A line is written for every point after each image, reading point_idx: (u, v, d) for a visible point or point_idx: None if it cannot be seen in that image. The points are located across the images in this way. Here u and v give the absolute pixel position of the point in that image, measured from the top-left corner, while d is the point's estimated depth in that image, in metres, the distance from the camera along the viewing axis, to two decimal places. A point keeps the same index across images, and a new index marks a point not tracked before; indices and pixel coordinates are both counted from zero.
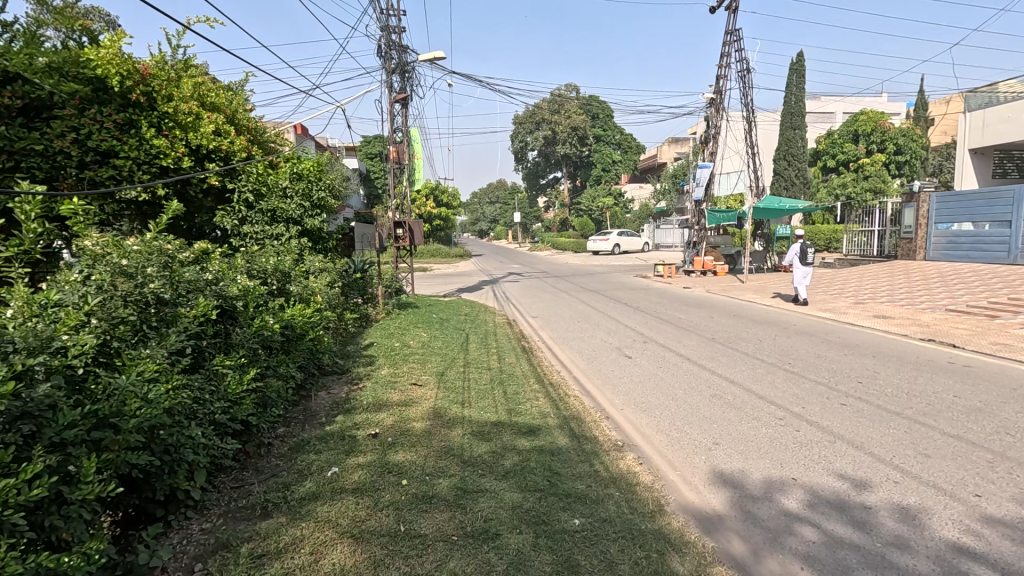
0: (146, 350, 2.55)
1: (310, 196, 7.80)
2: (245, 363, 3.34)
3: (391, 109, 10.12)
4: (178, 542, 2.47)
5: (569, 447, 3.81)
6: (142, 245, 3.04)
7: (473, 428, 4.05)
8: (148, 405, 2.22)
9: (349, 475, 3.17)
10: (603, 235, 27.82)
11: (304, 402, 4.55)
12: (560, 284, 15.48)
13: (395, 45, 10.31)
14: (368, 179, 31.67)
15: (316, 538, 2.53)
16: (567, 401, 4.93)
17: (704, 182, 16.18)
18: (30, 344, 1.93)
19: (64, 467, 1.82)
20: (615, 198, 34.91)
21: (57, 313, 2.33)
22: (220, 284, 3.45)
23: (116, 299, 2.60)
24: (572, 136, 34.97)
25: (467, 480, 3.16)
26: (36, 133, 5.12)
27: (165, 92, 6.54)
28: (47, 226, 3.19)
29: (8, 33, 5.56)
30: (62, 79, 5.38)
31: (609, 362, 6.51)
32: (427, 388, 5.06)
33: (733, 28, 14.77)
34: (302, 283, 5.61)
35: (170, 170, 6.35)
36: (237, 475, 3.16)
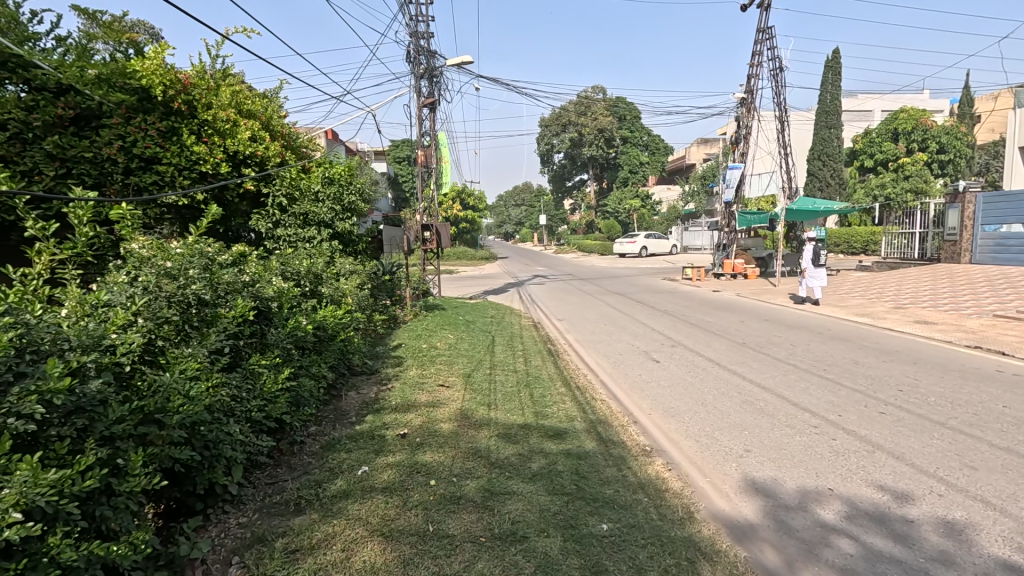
0: (187, 350, 2.65)
1: (341, 200, 7.99)
2: (279, 362, 3.44)
3: (419, 114, 10.27)
4: (216, 535, 2.56)
5: (596, 451, 3.79)
6: (185, 248, 3.16)
7: (500, 430, 4.07)
8: (190, 402, 2.30)
9: (379, 475, 3.23)
10: (630, 238, 27.54)
11: (336, 401, 4.65)
12: (586, 287, 15.41)
13: (424, 51, 10.47)
14: (396, 183, 32.18)
15: (346, 535, 2.58)
16: (594, 405, 4.90)
17: (734, 183, 15.86)
18: (84, 342, 2.03)
19: (113, 460, 1.90)
20: (643, 200, 34.52)
21: (106, 313, 2.45)
22: (257, 285, 3.55)
23: (160, 300, 2.72)
24: (599, 138, 34.74)
25: (494, 482, 3.18)
26: (87, 141, 5.42)
27: (204, 101, 6.80)
28: (98, 230, 3.36)
29: (62, 48, 5.92)
30: (110, 90, 5.71)
31: (636, 365, 6.46)
32: (455, 390, 5.11)
33: (765, 26, 14.47)
34: (334, 284, 5.74)
35: (210, 176, 6.57)
36: (271, 471, 3.25)
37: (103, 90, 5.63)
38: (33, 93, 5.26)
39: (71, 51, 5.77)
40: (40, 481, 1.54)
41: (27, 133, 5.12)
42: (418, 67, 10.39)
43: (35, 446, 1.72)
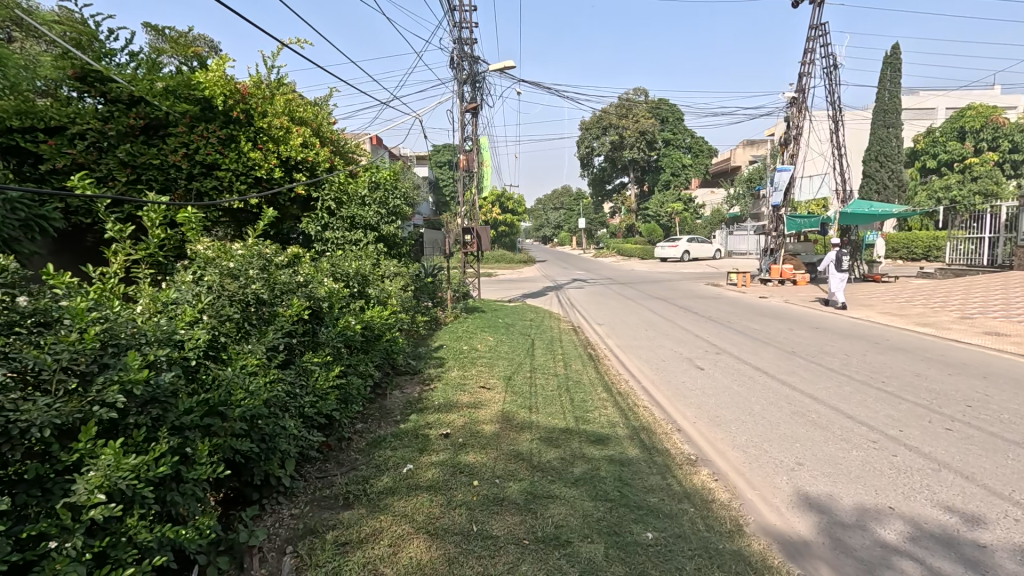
0: (248, 346, 2.79)
1: (387, 204, 8.21)
2: (330, 361, 3.56)
3: (462, 119, 10.42)
4: (271, 525, 2.68)
5: (639, 458, 3.73)
6: (245, 250, 3.32)
7: (542, 434, 4.07)
8: (250, 396, 2.43)
9: (423, 473, 3.29)
10: (671, 241, 26.92)
11: (380, 399, 4.77)
12: (626, 292, 15.19)
13: (468, 57, 10.62)
14: (437, 187, 32.66)
15: (393, 531, 2.64)
16: (636, 411, 4.83)
17: (783, 186, 15.29)
18: (158, 336, 2.17)
19: (183, 448, 2.02)
20: (685, 203, 33.79)
21: (175, 310, 2.60)
22: (310, 286, 3.69)
23: (223, 299, 2.87)
24: (641, 141, 34.17)
25: (536, 485, 3.18)
26: (155, 149, 5.80)
27: (261, 109, 7.14)
28: (168, 232, 3.59)
29: (135, 63, 6.38)
30: (176, 101, 6.10)
31: (679, 372, 6.32)
32: (495, 392, 5.13)
33: (818, 22, 13.90)
34: (379, 286, 5.89)
35: (264, 181, 6.87)
36: (321, 466, 3.36)
37: (170, 101, 6.01)
38: (108, 104, 5.73)
39: (143, 65, 6.20)
40: (122, 465, 1.65)
41: (105, 143, 5.56)
42: (461, 73, 10.55)
43: (116, 432, 1.85)
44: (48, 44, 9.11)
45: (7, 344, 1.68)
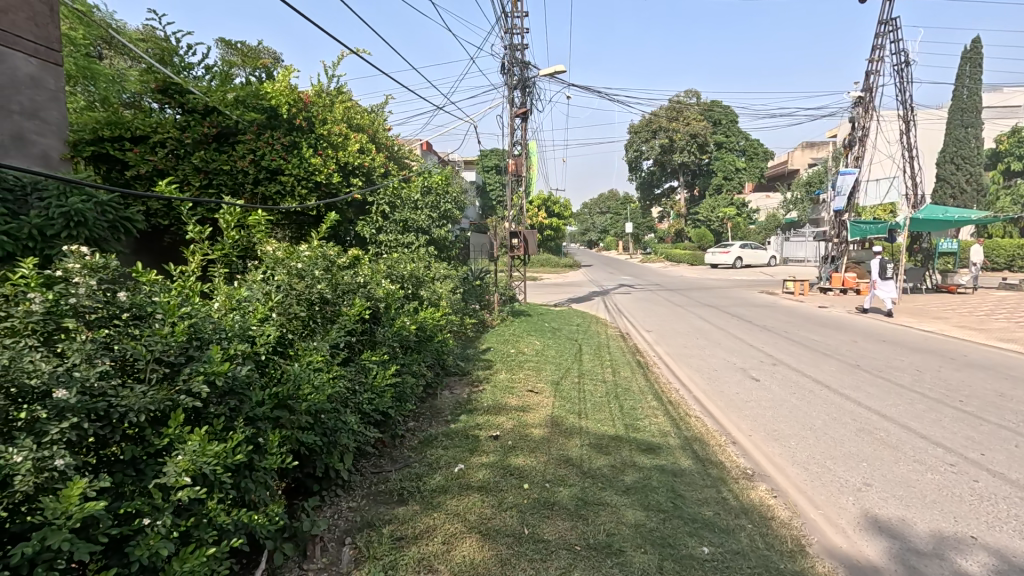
0: (313, 343, 2.93)
1: (438, 208, 8.38)
2: (386, 359, 3.67)
3: (512, 123, 10.52)
4: (331, 515, 2.78)
5: (692, 469, 3.63)
6: (311, 251, 3.48)
7: (591, 440, 4.03)
8: (316, 391, 2.55)
9: (474, 473, 3.34)
10: (723, 247, 25.98)
11: (431, 399, 4.87)
12: (676, 298, 14.82)
13: (519, 62, 10.72)
14: (484, 192, 32.88)
15: (447, 529, 2.69)
16: (687, 421, 4.70)
17: (847, 190, 14.50)
18: (235, 332, 2.31)
19: (256, 438, 2.14)
20: (738, 208, 32.66)
21: (249, 307, 2.76)
22: (369, 287, 3.81)
23: (291, 297, 3.01)
24: (692, 144, 33.07)
25: (587, 492, 3.15)
26: (226, 156, 6.17)
27: (321, 117, 7.64)
28: (241, 232, 3.82)
29: (211, 75, 6.84)
30: (245, 109, 6.48)
31: (733, 382, 6.11)
32: (543, 396, 5.14)
33: (888, 17, 13.12)
34: (431, 288, 6.03)
35: (324, 185, 7.16)
36: (376, 461, 3.47)
37: (240, 110, 6.40)
38: (185, 114, 6.16)
39: (217, 77, 6.65)
40: (207, 451, 1.77)
41: (181, 151, 5.97)
42: (511, 79, 10.62)
43: (199, 421, 1.97)
44: (134, 60, 9.89)
45: (110, 334, 1.84)
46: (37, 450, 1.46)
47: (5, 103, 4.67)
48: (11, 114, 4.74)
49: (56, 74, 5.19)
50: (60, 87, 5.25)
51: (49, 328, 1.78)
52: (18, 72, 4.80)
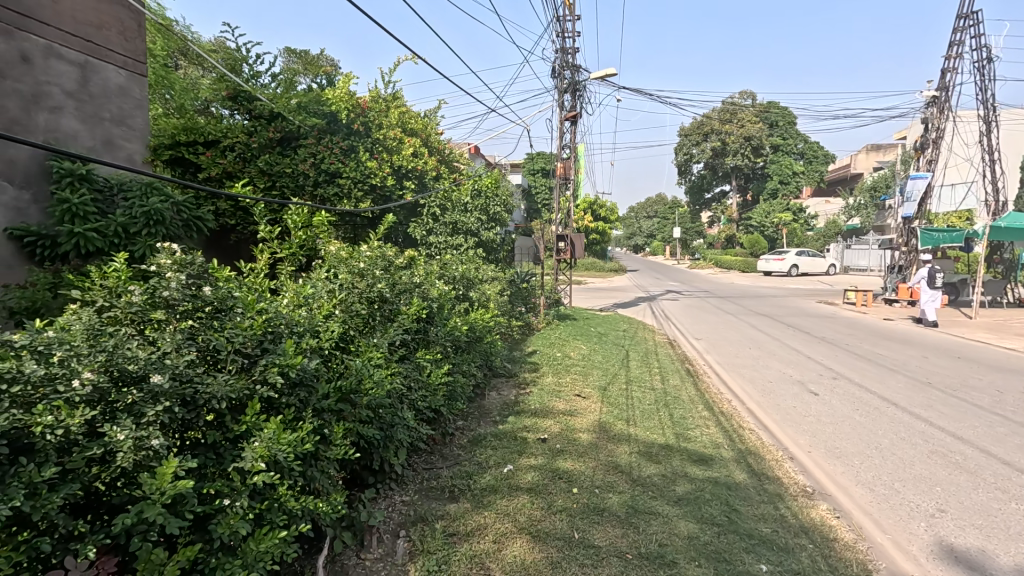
0: (373, 340, 3.04)
1: (487, 210, 8.48)
2: (439, 358, 3.75)
3: (561, 127, 10.50)
4: (385, 508, 2.87)
5: (747, 483, 3.51)
6: (371, 252, 3.62)
7: (641, 448, 3.97)
8: (376, 385, 2.64)
9: (523, 475, 3.36)
10: (777, 253, 24.88)
11: (479, 399, 4.93)
12: (727, 306, 14.34)
13: (569, 65, 10.69)
14: (529, 195, 32.91)
15: (497, 528, 2.71)
16: (741, 433, 4.54)
17: (917, 195, 13.59)
18: (305, 327, 2.43)
19: (321, 429, 2.25)
20: (795, 214, 31.25)
21: (315, 303, 2.90)
22: (424, 287, 3.92)
23: (354, 295, 3.14)
24: (746, 146, 31.96)
25: (637, 500, 3.11)
26: (289, 159, 6.49)
27: (377, 122, 7.85)
28: (306, 233, 4.01)
29: (277, 83, 7.22)
30: (307, 115, 6.80)
31: (789, 395, 5.86)
32: (590, 401, 5.10)
33: (970, 10, 12.22)
34: (480, 290, 6.11)
35: (378, 188, 7.41)
36: (427, 457, 3.55)
37: (302, 116, 6.73)
38: (252, 120, 6.53)
39: (281, 84, 7.02)
40: (281, 440, 1.87)
41: (249, 154, 6.31)
42: (562, 82, 10.62)
43: (272, 410, 2.09)
44: (205, 69, 10.56)
45: (195, 325, 1.97)
46: (137, 429, 1.59)
47: (96, 111, 5.13)
48: (101, 122, 5.18)
49: (142, 85, 5.63)
50: (145, 97, 5.68)
51: (144, 317, 1.92)
52: (109, 82, 5.25)
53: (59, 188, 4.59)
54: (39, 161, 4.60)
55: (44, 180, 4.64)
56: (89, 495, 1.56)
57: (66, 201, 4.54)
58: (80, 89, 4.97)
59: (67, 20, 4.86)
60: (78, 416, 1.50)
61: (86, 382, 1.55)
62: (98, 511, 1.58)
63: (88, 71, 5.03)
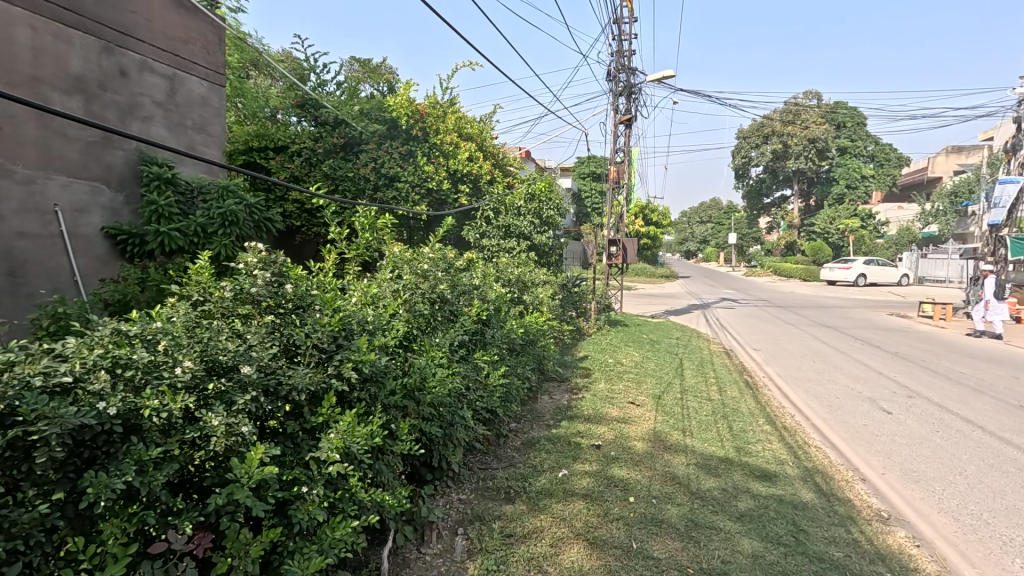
0: (435, 339, 3.12)
1: (541, 214, 8.50)
2: (496, 359, 3.80)
3: (615, 130, 10.39)
4: (444, 504, 2.94)
5: (816, 504, 3.33)
6: (433, 254, 3.72)
7: (699, 460, 3.85)
8: (438, 384, 2.71)
9: (578, 480, 3.34)
10: (843, 262, 23.45)
11: (532, 402, 4.95)
12: (787, 316, 13.69)
13: (625, 68, 10.57)
14: (579, 199, 32.68)
15: (554, 532, 2.71)
16: (807, 450, 4.32)
17: (1007, 202, 12.46)
18: (374, 325, 2.54)
19: (389, 425, 2.34)
20: (863, 220, 29.40)
21: (382, 303, 3.01)
22: (481, 290, 4.00)
23: (417, 295, 3.24)
24: (810, 149, 30.47)
25: (697, 513, 3.01)
26: (351, 164, 6.80)
27: (434, 127, 8.03)
28: (371, 234, 4.18)
29: (342, 90, 7.63)
30: (368, 120, 7.25)
31: (858, 412, 5.53)
32: (645, 409, 5.00)
33: None
34: (533, 293, 6.12)
35: (435, 192, 7.51)
36: (483, 458, 3.60)
37: (364, 123, 7.08)
38: (318, 126, 6.99)
39: (345, 92, 7.50)
40: (355, 433, 1.95)
41: (314, 159, 6.69)
42: (616, 85, 10.50)
43: (345, 403, 2.19)
44: (275, 79, 11.19)
45: (276, 320, 2.09)
46: (229, 416, 1.71)
47: (180, 119, 5.54)
48: (184, 129, 5.57)
49: (221, 94, 6.03)
50: (223, 106, 6.09)
51: (233, 311, 2.06)
52: (192, 93, 5.66)
53: (148, 191, 4.96)
54: (132, 165, 4.99)
55: (136, 183, 5.04)
56: (184, 475, 1.69)
57: (154, 202, 4.94)
58: (168, 99, 5.39)
59: (159, 37, 5.28)
60: (179, 401, 1.63)
61: (187, 369, 1.68)
62: (190, 490, 1.70)
63: (175, 83, 5.45)
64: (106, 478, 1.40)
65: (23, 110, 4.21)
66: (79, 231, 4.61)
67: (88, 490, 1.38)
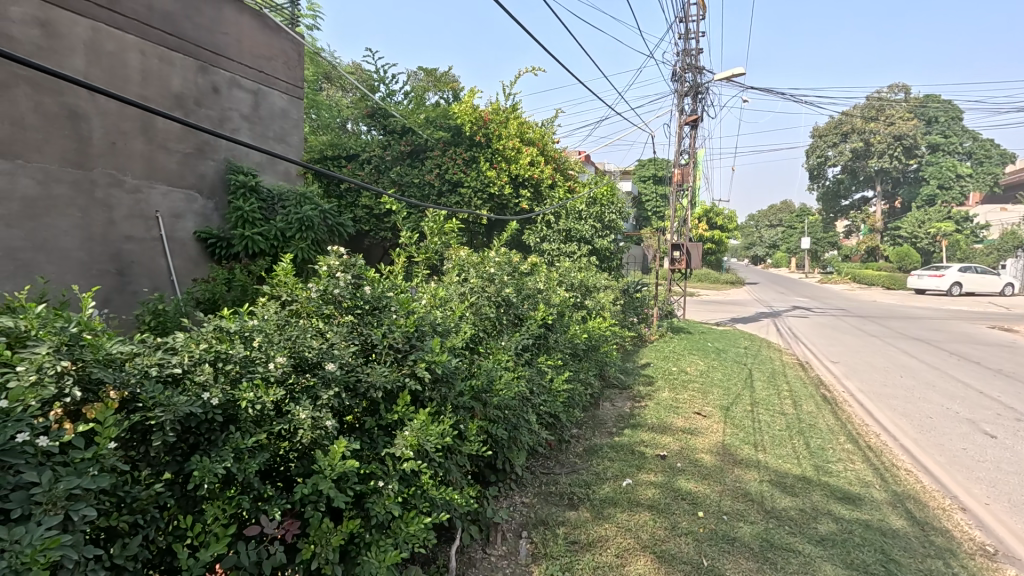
0: (501, 342, 3.17)
1: (602, 218, 8.42)
2: (559, 364, 3.79)
3: (680, 131, 10.11)
4: (507, 506, 2.96)
5: (908, 532, 3.06)
6: (499, 258, 3.78)
7: (772, 476, 3.65)
8: (503, 387, 2.75)
9: (643, 490, 3.25)
10: (935, 268, 21.43)
11: (593, 408, 4.90)
12: (869, 326, 12.72)
13: (692, 66, 10.24)
14: (639, 202, 32.02)
15: (619, 542, 2.66)
16: (895, 473, 3.98)
17: None
18: (445, 327, 2.61)
19: (458, 424, 2.39)
20: (958, 223, 26.77)
21: (450, 305, 3.09)
22: (545, 295, 4.02)
23: (484, 299, 3.30)
24: (895, 146, 28.19)
25: (772, 533, 2.86)
26: (416, 170, 7.19)
27: (498, 132, 7.74)
28: (439, 238, 4.32)
29: (409, 99, 7.99)
30: (433, 128, 7.49)
31: (955, 433, 5.04)
32: (712, 420, 4.81)
33: None
34: (595, 298, 6.04)
35: (496, 197, 7.58)
36: (545, 462, 3.59)
37: (430, 130, 7.39)
38: (386, 134, 7.45)
39: (413, 101, 7.81)
40: (429, 431, 2.01)
41: (383, 166, 7.12)
42: (682, 85, 10.20)
43: (417, 402, 2.26)
44: (347, 90, 11.79)
45: (356, 320, 2.19)
46: (315, 410, 1.80)
47: (264, 131, 5.95)
48: (267, 140, 5.96)
49: (300, 107, 6.42)
50: (301, 118, 6.48)
51: (318, 312, 2.18)
52: (274, 106, 6.06)
53: (235, 198, 5.36)
54: (221, 174, 5.41)
55: (224, 191, 5.46)
56: (272, 465, 1.80)
57: (240, 208, 5.32)
58: (254, 113, 5.80)
59: (246, 55, 5.69)
60: (271, 394, 1.74)
61: (279, 365, 1.79)
62: (276, 479, 1.81)
63: (259, 98, 5.85)
64: (209, 463, 1.52)
65: (133, 125, 4.67)
66: (176, 235, 5.04)
67: (195, 472, 1.50)
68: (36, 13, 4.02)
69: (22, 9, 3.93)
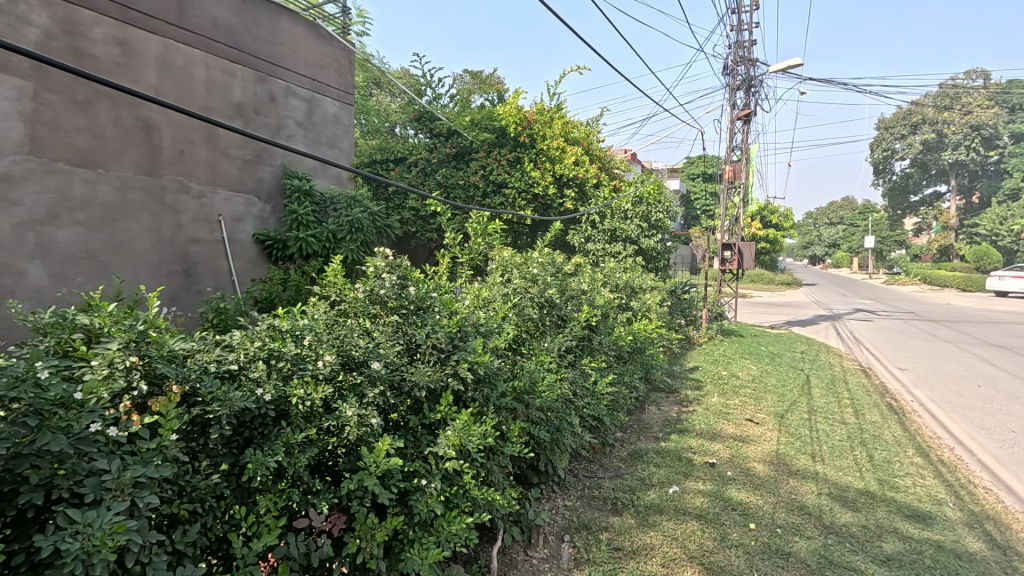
0: (544, 344, 3.15)
1: (649, 217, 8.23)
2: (603, 367, 3.73)
3: (732, 126, 9.73)
4: (550, 509, 2.94)
5: (987, 556, 2.80)
6: (542, 258, 3.76)
7: (831, 489, 3.45)
8: (545, 389, 2.72)
9: (690, 498, 3.15)
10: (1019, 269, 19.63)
11: (639, 412, 4.78)
12: (942, 331, 11.81)
13: (744, 59, 9.83)
14: (688, 201, 31.14)
15: (665, 551, 2.58)
16: (972, 491, 3.66)
17: None
18: (487, 329, 2.62)
19: (500, 425, 2.39)
20: None
21: (492, 306, 3.10)
22: (589, 296, 3.97)
23: (526, 300, 3.29)
24: (973, 137, 26.05)
25: (830, 550, 2.69)
26: (462, 172, 7.27)
27: (543, 133, 7.71)
28: (483, 239, 4.35)
29: (455, 102, 8.08)
30: (478, 130, 7.54)
31: None
32: (766, 428, 4.60)
33: None
34: (641, 299, 5.90)
35: (540, 197, 7.57)
36: (588, 466, 3.54)
37: (475, 132, 7.46)
38: (433, 137, 7.65)
39: (458, 103, 7.91)
40: (470, 431, 2.02)
41: (429, 168, 7.30)
42: (734, 79, 9.83)
43: (460, 402, 2.28)
44: (396, 95, 12.09)
45: (401, 320, 2.23)
46: (361, 408, 1.85)
47: (317, 136, 6.19)
48: (320, 145, 6.20)
49: (350, 113, 6.63)
50: (352, 123, 6.69)
51: (364, 311, 2.24)
52: (327, 112, 6.29)
53: (290, 202, 5.60)
54: (277, 179, 5.66)
55: (280, 195, 5.71)
56: (321, 459, 1.86)
57: (294, 211, 5.56)
58: (307, 119, 6.04)
59: (301, 65, 5.93)
60: (320, 391, 1.79)
61: (327, 362, 1.85)
62: (325, 473, 1.87)
63: (312, 105, 6.09)
64: (262, 456, 1.59)
65: (198, 134, 4.97)
66: (236, 237, 5.32)
67: (249, 465, 1.57)
68: (115, 33, 4.35)
69: (103, 30, 4.26)
